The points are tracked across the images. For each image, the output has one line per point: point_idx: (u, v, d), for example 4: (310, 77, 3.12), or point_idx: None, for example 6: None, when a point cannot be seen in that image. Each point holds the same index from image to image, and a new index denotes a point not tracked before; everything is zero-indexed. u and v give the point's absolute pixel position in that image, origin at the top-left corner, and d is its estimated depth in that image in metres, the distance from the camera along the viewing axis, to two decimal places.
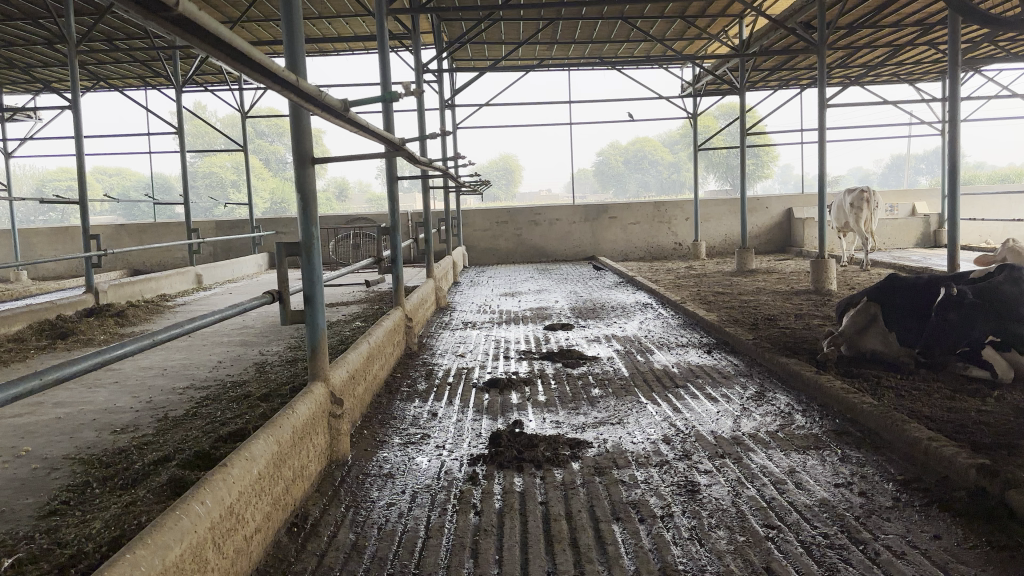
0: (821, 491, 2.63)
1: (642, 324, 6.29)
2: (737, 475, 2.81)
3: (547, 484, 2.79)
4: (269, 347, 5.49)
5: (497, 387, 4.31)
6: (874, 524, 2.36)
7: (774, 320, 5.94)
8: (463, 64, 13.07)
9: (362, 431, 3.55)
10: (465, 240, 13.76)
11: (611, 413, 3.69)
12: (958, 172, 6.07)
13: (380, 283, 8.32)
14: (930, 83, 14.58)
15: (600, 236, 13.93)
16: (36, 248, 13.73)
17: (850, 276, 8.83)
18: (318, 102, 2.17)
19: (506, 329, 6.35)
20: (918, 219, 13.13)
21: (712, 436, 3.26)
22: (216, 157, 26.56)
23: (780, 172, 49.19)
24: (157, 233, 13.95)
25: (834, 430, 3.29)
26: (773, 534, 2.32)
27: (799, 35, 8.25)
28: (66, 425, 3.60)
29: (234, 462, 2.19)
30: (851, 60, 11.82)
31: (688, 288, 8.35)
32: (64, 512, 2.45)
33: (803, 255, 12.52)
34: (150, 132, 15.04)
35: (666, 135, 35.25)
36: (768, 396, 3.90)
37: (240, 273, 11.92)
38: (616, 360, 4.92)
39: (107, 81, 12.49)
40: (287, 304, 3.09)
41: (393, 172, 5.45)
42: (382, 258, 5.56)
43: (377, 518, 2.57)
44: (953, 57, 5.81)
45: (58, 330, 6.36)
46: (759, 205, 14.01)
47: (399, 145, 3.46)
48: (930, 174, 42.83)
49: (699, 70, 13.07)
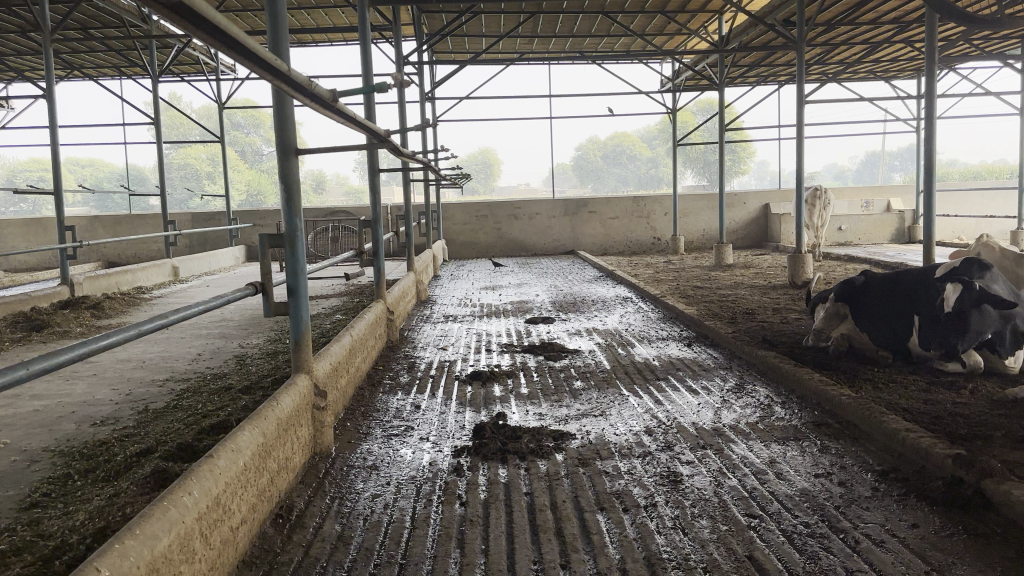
0: (802, 481, 2.67)
1: (623, 318, 6.35)
2: (718, 465, 2.85)
3: (531, 475, 2.81)
4: (250, 340, 5.46)
5: (480, 378, 4.33)
6: (855, 513, 2.41)
7: (753, 315, 5.98)
8: (443, 56, 13.03)
9: (346, 424, 3.55)
10: (445, 234, 13.75)
11: (594, 405, 3.72)
12: (933, 167, 6.15)
13: (360, 277, 8.31)
14: (905, 80, 14.74)
15: (580, 231, 13.98)
16: (8, 239, 13.53)
17: (828, 271, 8.94)
18: (306, 92, 2.15)
19: (488, 322, 6.40)
20: (893, 214, 13.31)
21: (693, 428, 3.30)
22: (191, 148, 26.27)
23: (757, 168, 49.62)
24: (133, 225, 13.79)
25: (814, 422, 3.33)
26: (756, 523, 2.35)
27: (779, 32, 8.31)
28: (44, 418, 3.56)
29: (220, 454, 2.18)
30: (829, 56, 11.93)
31: (668, 283, 8.39)
32: (46, 504, 2.43)
33: (780, 249, 12.66)
34: (125, 124, 14.82)
35: (645, 130, 35.31)
36: (748, 388, 3.96)
37: (217, 266, 11.82)
38: (597, 353, 4.94)
39: (82, 71, 12.31)
40: (270, 296, 3.07)
41: (374, 163, 5.40)
42: (364, 251, 5.53)
43: (362, 509, 2.57)
44: (930, 55, 5.89)
45: (32, 323, 6.28)
46: (737, 200, 14.12)
47: (383, 138, 3.45)
48: (904, 171, 43.37)
49: (679, 65, 13.13)
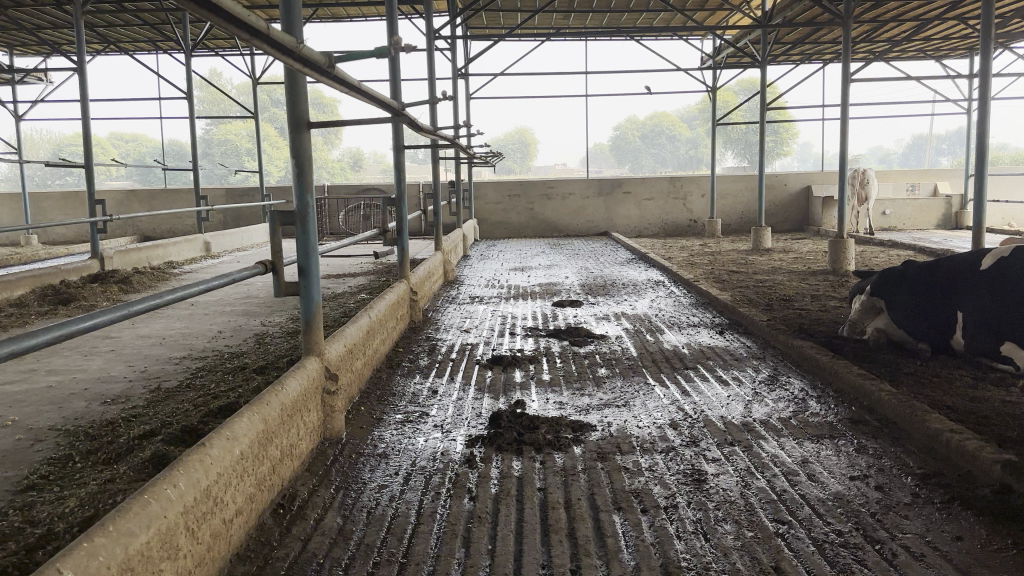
0: (835, 484, 2.50)
1: (653, 302, 6.14)
2: (747, 464, 2.67)
3: (546, 469, 2.67)
4: (272, 318, 5.39)
5: (500, 363, 4.20)
6: (892, 522, 2.22)
7: (790, 302, 5.74)
8: (478, 32, 12.81)
9: (359, 409, 3.44)
10: (477, 214, 13.64)
11: (617, 394, 3.56)
12: (986, 148, 5.81)
13: (388, 255, 8.20)
14: (957, 58, 14.14)
15: (614, 212, 13.73)
16: (47, 212, 13.72)
17: (871, 257, 8.61)
18: (297, 57, 1.98)
19: (515, 304, 6.25)
20: (941, 199, 12.83)
21: (721, 422, 3.13)
22: (230, 125, 26.54)
23: (799, 150, 48.88)
24: (169, 199, 13.86)
25: (850, 419, 3.14)
26: (784, 530, 2.18)
27: (824, 7, 7.94)
28: (56, 394, 3.51)
29: (213, 442, 2.07)
30: (876, 33, 11.47)
31: (702, 267, 8.14)
32: (42, 487, 2.36)
33: (822, 233, 12.30)
34: (161, 98, 14.90)
35: (686, 109, 34.86)
36: (782, 379, 3.78)
37: (250, 242, 11.83)
38: (625, 339, 4.77)
39: (118, 45, 12.34)
40: (281, 275, 2.95)
41: (398, 138, 5.24)
42: (388, 229, 5.39)
43: (367, 501, 2.45)
44: (986, 30, 5.52)
45: (60, 295, 6.30)
46: (777, 181, 13.73)
47: (399, 112, 3.30)
48: (952, 155, 42.45)
49: (720, 41, 12.72)
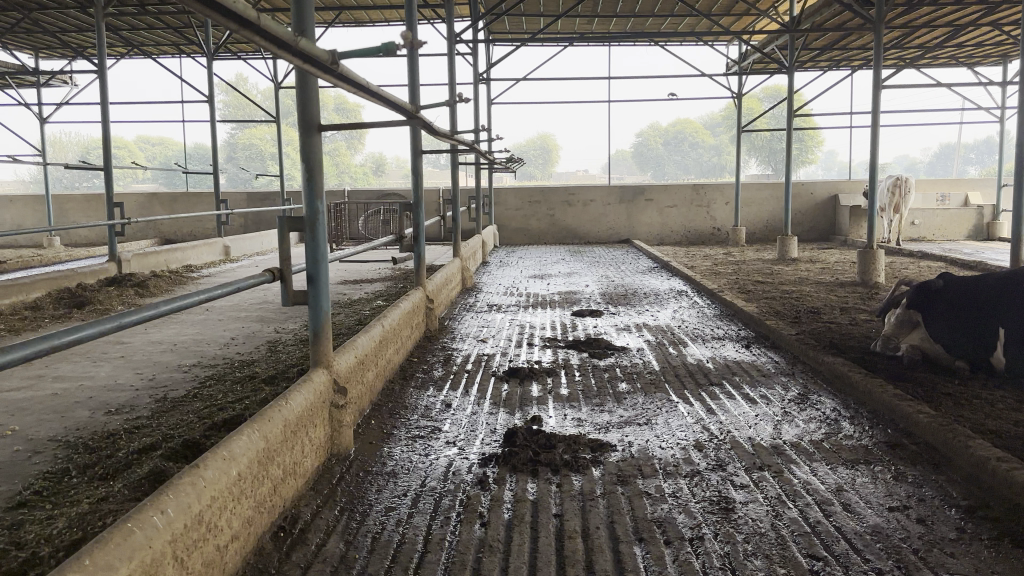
0: (873, 515, 2.32)
1: (676, 313, 5.96)
2: (777, 491, 2.51)
3: (564, 493, 2.52)
4: (286, 325, 5.27)
5: (517, 376, 4.05)
6: (936, 560, 2.05)
7: (818, 314, 5.56)
8: (500, 36, 12.71)
9: (370, 423, 3.30)
10: (497, 220, 13.52)
11: (638, 412, 3.40)
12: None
13: (407, 261, 8.09)
14: (990, 66, 13.83)
15: (636, 220, 13.55)
16: (71, 214, 13.79)
17: (900, 269, 8.37)
18: (301, 53, 1.86)
19: (534, 313, 6.10)
20: (971, 209, 12.56)
21: (749, 443, 2.96)
22: (255, 129, 26.74)
23: (825, 157, 48.58)
24: (191, 203, 13.88)
25: (887, 443, 2.96)
26: (819, 567, 2.02)
27: (855, 11, 7.72)
28: (61, 402, 3.41)
29: (209, 463, 1.95)
30: (907, 39, 11.24)
31: (726, 277, 7.95)
32: (35, 504, 2.24)
33: (849, 244, 12.04)
34: (185, 100, 14.95)
35: (709, 117, 34.62)
36: (812, 398, 3.59)
37: (269, 246, 11.77)
38: (646, 352, 4.61)
39: (142, 48, 12.38)
40: (289, 283, 2.82)
41: (415, 142, 5.11)
42: (404, 235, 5.24)
43: (372, 525, 2.32)
44: None
45: (75, 299, 6.24)
46: (804, 190, 13.49)
47: (415, 115, 3.15)
48: (980, 164, 41.91)
49: (746, 47, 12.56)
